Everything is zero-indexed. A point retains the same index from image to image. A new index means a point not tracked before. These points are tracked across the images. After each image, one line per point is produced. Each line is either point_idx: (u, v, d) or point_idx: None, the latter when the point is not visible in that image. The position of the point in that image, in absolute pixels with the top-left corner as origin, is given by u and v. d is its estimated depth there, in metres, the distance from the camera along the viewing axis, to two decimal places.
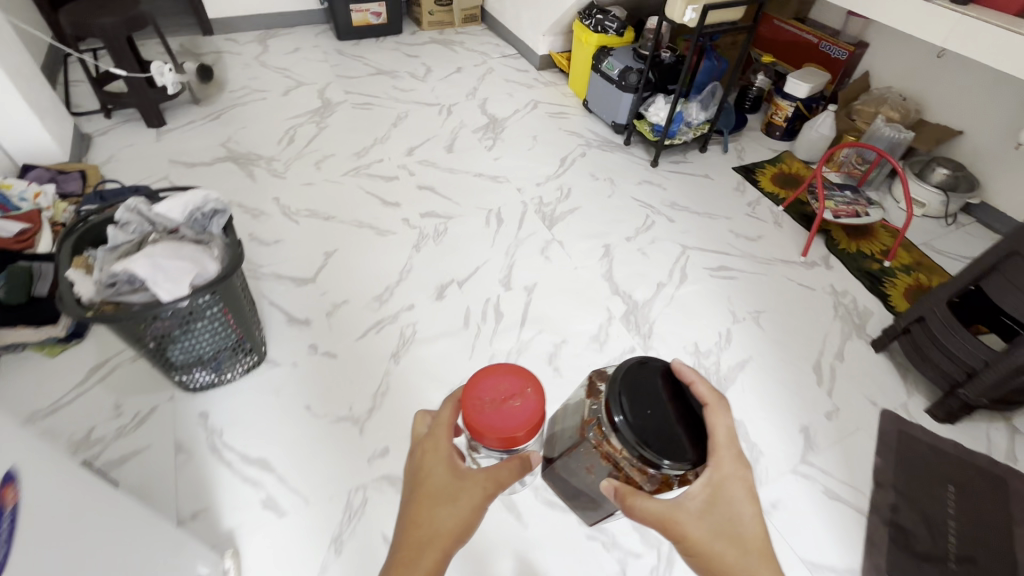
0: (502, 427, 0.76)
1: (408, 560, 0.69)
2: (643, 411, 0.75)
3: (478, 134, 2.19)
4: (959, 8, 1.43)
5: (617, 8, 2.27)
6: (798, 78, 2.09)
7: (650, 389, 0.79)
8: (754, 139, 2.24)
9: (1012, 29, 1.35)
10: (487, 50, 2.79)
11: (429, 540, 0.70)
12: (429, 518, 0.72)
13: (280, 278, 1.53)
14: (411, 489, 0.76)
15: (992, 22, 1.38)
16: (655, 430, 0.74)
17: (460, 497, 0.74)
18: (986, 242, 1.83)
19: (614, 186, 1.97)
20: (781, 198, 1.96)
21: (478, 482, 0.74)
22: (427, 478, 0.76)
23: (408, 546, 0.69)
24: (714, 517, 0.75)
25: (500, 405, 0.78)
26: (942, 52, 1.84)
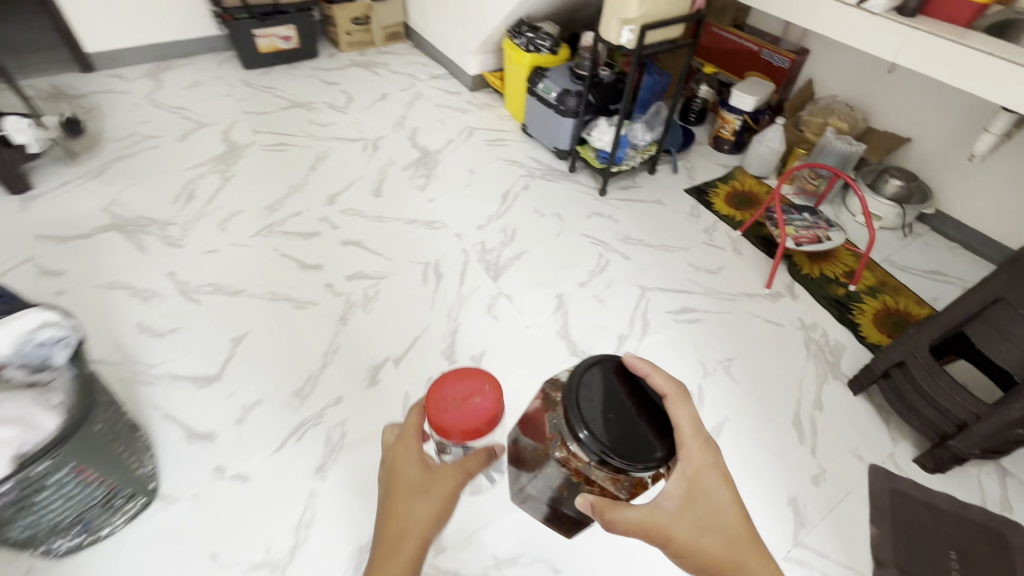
0: (463, 420, 0.68)
1: (388, 559, 0.64)
2: (604, 418, 0.71)
3: (409, 172, 1.98)
4: (906, 20, 1.32)
5: (549, 23, 2.11)
6: (743, 90, 1.99)
7: (607, 393, 0.74)
8: (703, 156, 2.14)
9: (965, 44, 1.26)
10: (414, 71, 2.57)
11: (407, 537, 0.66)
12: (404, 514, 0.67)
13: (175, 380, 1.28)
14: (385, 488, 0.71)
15: (944, 36, 1.28)
16: (622, 437, 0.70)
17: (435, 490, 0.69)
18: (944, 252, 1.78)
19: (562, 222, 1.80)
20: (738, 222, 1.85)
21: (453, 476, 0.70)
22: (399, 472, 0.71)
23: (386, 545, 0.65)
24: (693, 509, 0.76)
25: (463, 402, 0.69)
26: (894, 67, 1.76)
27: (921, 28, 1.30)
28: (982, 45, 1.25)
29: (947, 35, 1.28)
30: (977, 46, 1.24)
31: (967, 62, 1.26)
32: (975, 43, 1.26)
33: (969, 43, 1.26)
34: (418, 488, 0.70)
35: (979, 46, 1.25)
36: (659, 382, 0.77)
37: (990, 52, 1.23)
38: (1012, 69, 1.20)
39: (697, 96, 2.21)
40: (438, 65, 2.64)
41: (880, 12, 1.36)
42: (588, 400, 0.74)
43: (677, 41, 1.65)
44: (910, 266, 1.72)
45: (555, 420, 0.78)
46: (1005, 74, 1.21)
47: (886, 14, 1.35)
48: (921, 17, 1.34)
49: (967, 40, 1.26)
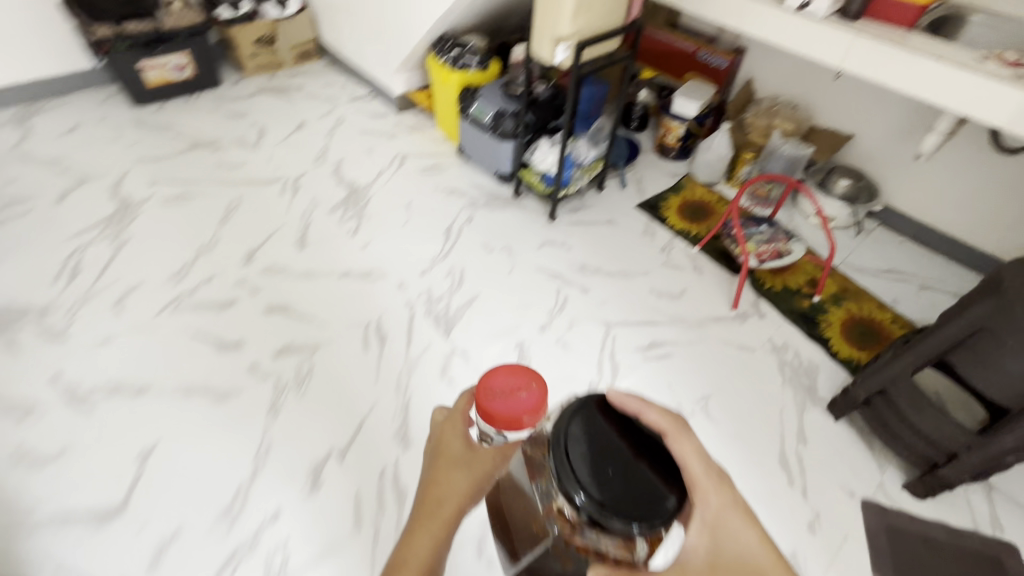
0: (506, 410, 0.58)
1: (424, 522, 0.57)
2: (602, 469, 0.45)
3: (338, 213, 1.77)
4: (850, 25, 1.25)
5: (474, 36, 1.94)
6: (685, 95, 1.91)
7: (598, 433, 0.47)
8: (650, 166, 2.05)
9: (911, 48, 1.20)
10: (333, 94, 2.34)
11: (440, 503, 0.58)
12: (444, 481, 0.60)
13: (70, 521, 1.06)
14: (431, 460, 0.65)
15: (889, 40, 1.22)
16: (627, 494, 0.43)
17: (478, 466, 0.62)
18: (896, 248, 1.78)
19: (513, 256, 1.66)
20: (695, 237, 1.77)
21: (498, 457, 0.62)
22: (445, 444, 0.65)
23: (422, 510, 0.58)
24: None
25: (507, 396, 0.60)
26: (840, 74, 1.73)
27: (866, 33, 1.24)
28: (928, 49, 1.20)
29: (892, 39, 1.22)
30: (923, 50, 1.19)
31: (915, 67, 1.20)
32: (920, 47, 1.21)
33: (914, 47, 1.20)
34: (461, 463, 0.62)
35: (924, 50, 1.20)
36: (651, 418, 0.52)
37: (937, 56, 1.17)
38: (960, 75, 1.15)
39: (638, 102, 2.12)
40: (359, 84, 2.42)
41: (823, 18, 1.28)
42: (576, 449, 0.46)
43: (615, 55, 1.53)
44: (867, 266, 1.70)
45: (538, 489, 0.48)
46: (952, 79, 1.16)
47: (828, 19, 1.28)
48: (863, 21, 1.28)
49: (911, 43, 1.21)
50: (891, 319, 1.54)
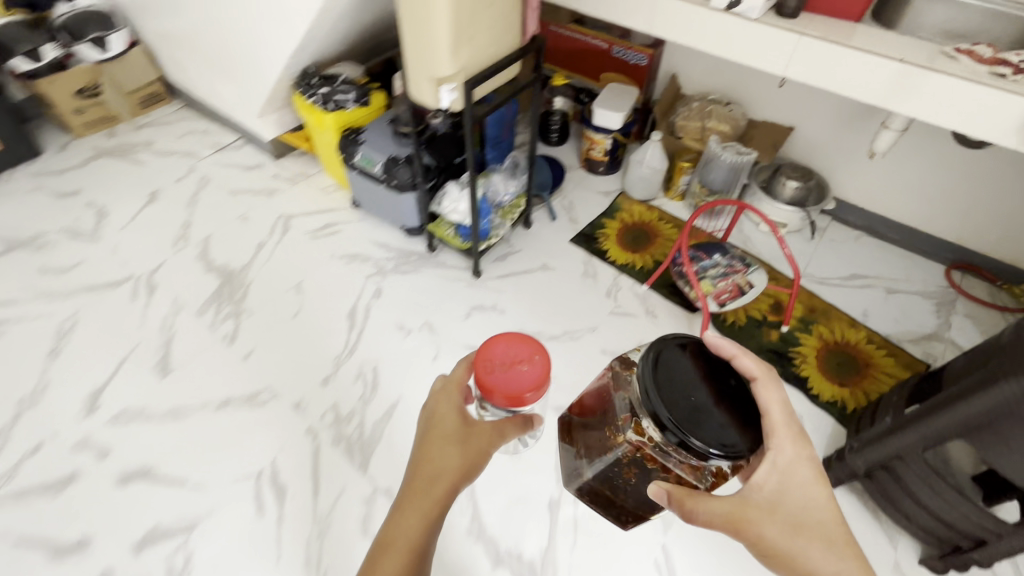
0: (508, 386, 0.71)
1: (417, 501, 0.67)
2: (688, 397, 0.76)
3: (209, 313, 1.41)
4: (790, 25, 1.02)
5: (346, 63, 1.59)
6: (606, 104, 1.65)
7: (684, 373, 0.78)
8: (579, 187, 1.80)
9: (867, 47, 0.97)
10: (193, 146, 1.92)
11: (433, 481, 0.69)
12: (437, 465, 0.70)
13: None
14: (422, 431, 0.73)
15: (839, 40, 0.99)
16: (693, 416, 0.74)
17: (471, 443, 0.72)
18: (853, 245, 1.63)
19: (436, 336, 1.37)
20: (642, 271, 1.54)
21: (486, 439, 0.73)
22: (438, 421, 0.73)
23: (418, 485, 0.68)
24: (785, 505, 0.79)
25: (511, 371, 0.73)
26: (784, 83, 1.54)
27: (809, 33, 1.01)
28: (885, 47, 0.97)
29: (841, 37, 1.00)
30: (881, 50, 0.97)
31: (874, 71, 0.97)
32: (876, 45, 0.98)
33: (870, 47, 0.98)
34: (454, 438, 0.72)
35: (882, 49, 0.97)
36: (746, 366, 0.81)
37: (898, 56, 0.95)
38: (929, 79, 0.93)
39: (553, 112, 1.85)
40: (224, 129, 2.00)
41: (758, 17, 1.04)
42: (669, 382, 0.77)
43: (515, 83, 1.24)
44: (829, 275, 1.54)
45: (630, 403, 0.84)
46: (922, 84, 0.94)
47: (763, 19, 1.04)
48: (803, 15, 1.05)
49: (865, 42, 0.99)
50: (866, 338, 1.38)
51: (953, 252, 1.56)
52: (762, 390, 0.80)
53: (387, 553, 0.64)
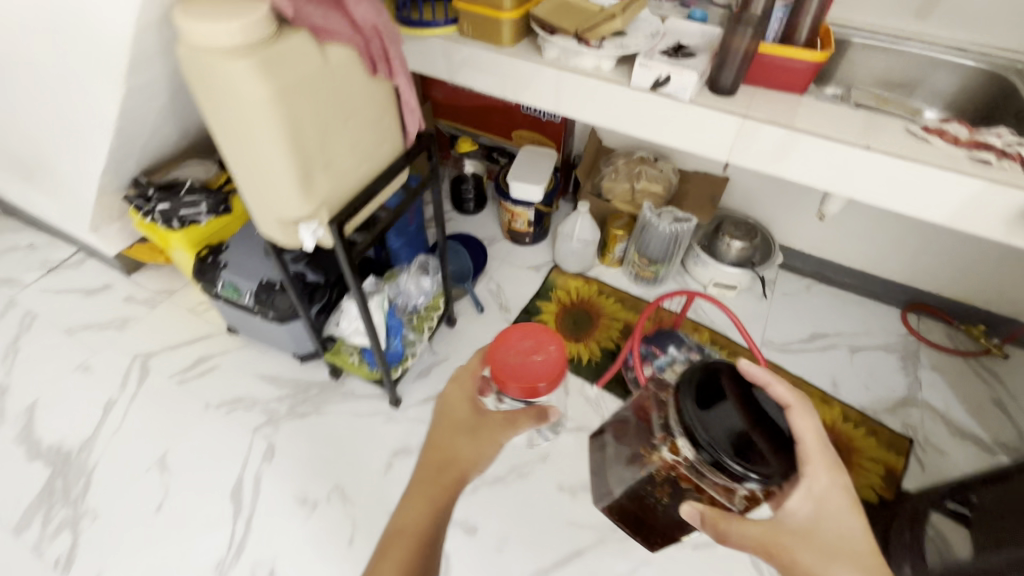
0: (524, 376, 0.70)
1: (424, 490, 0.63)
2: (721, 415, 0.59)
3: (33, 528, 1.05)
4: (729, 106, 0.83)
5: (195, 162, 1.26)
6: (522, 176, 1.43)
7: (716, 391, 0.61)
8: (505, 265, 1.56)
9: (824, 131, 0.80)
10: (12, 270, 1.51)
11: (446, 470, 0.64)
12: (452, 456, 0.65)
13: None
14: (435, 423, 0.69)
15: (790, 124, 0.81)
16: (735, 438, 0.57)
17: (483, 434, 0.67)
18: (806, 297, 1.50)
19: (349, 507, 1.09)
20: (591, 367, 1.32)
21: (501, 426, 0.68)
22: (450, 408, 0.69)
23: (431, 472, 0.64)
24: (825, 536, 0.61)
25: (527, 360, 0.72)
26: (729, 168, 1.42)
27: (752, 115, 0.83)
28: (844, 128, 0.81)
29: (790, 118, 0.82)
30: (841, 134, 0.79)
31: (835, 158, 0.80)
32: (834, 127, 0.81)
33: (828, 130, 0.80)
34: (467, 428, 0.68)
35: (841, 133, 0.80)
36: (779, 392, 0.64)
37: (863, 142, 0.78)
38: (901, 168, 0.77)
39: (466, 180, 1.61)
40: (56, 240, 1.59)
41: (690, 98, 0.85)
42: (701, 402, 0.60)
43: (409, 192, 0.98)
44: (788, 339, 1.39)
45: (664, 419, 0.66)
46: (893, 173, 0.78)
47: (697, 100, 0.85)
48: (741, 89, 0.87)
49: (820, 123, 0.82)
50: (841, 416, 1.24)
51: (906, 293, 1.46)
52: (798, 420, 0.62)
53: (396, 541, 0.59)
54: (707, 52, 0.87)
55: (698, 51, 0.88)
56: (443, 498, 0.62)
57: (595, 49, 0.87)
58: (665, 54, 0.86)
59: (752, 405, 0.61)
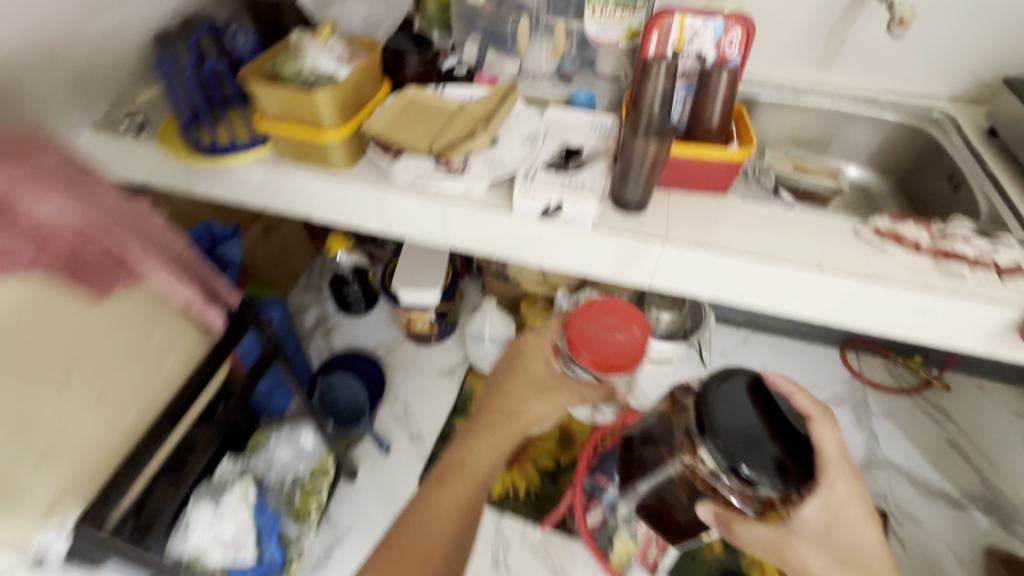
0: (599, 346, 0.56)
1: (494, 430, 0.60)
2: (740, 425, 0.50)
3: None
4: (644, 230, 0.65)
5: None
6: (411, 276, 1.18)
7: (740, 402, 0.52)
8: (410, 377, 1.29)
9: (765, 252, 0.62)
10: None
11: (513, 420, 0.60)
12: (522, 413, 0.60)
13: None
14: (506, 371, 0.63)
15: (722, 246, 0.63)
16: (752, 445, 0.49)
17: (553, 397, 0.61)
18: (745, 353, 1.37)
19: None
20: (530, 500, 0.95)
21: (579, 389, 0.62)
22: (525, 362, 0.62)
23: (498, 417, 0.60)
24: (838, 547, 0.50)
25: (609, 333, 0.57)
26: None
27: (674, 240, 0.64)
28: (786, 242, 0.64)
29: (721, 239, 0.64)
30: (785, 253, 0.62)
31: (782, 281, 0.63)
32: (774, 242, 0.64)
33: (768, 248, 0.63)
34: (537, 386, 0.62)
35: (784, 250, 0.63)
36: (800, 404, 0.53)
37: (814, 262, 0.61)
38: (862, 288, 0.61)
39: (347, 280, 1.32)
40: None
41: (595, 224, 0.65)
42: (722, 408, 0.51)
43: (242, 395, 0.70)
44: None
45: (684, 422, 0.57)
46: (853, 294, 0.62)
47: (603, 224, 0.65)
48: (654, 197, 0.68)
49: (757, 238, 0.64)
50: None
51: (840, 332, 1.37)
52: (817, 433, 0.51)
53: (457, 474, 0.57)
54: (605, 157, 0.68)
55: (593, 158, 0.68)
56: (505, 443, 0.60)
57: (466, 173, 0.65)
58: (550, 168, 0.66)
59: (774, 417, 0.52)
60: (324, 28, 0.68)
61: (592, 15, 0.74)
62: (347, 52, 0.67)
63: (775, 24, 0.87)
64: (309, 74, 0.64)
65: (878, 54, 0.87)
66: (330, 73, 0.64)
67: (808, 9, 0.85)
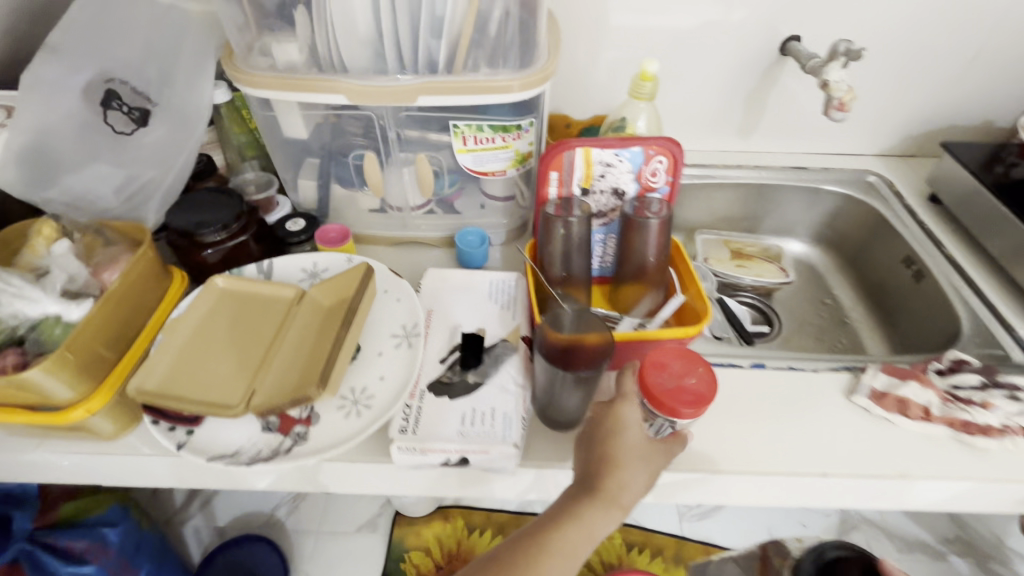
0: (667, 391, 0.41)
1: (599, 500, 0.36)
2: None
3: None
4: None
5: None
6: None
7: None
8: (325, 546, 0.79)
9: (753, 458, 0.46)
10: None
11: (622, 495, 0.37)
12: (633, 477, 0.37)
13: None
14: (602, 427, 0.39)
15: (698, 460, 0.46)
16: None
17: (656, 459, 0.39)
18: None
19: None
20: None
21: (667, 442, 0.41)
22: (621, 415, 0.39)
23: (613, 479, 0.37)
24: None
25: (670, 382, 0.42)
26: None
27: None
28: (773, 432, 0.48)
29: (693, 446, 0.47)
30: (778, 454, 0.46)
31: (780, 490, 0.47)
32: (759, 436, 0.47)
33: (755, 450, 0.47)
34: (642, 446, 0.38)
35: (775, 448, 0.47)
36: None
37: (814, 460, 0.46)
38: (880, 483, 0.45)
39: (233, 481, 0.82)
40: None
41: (524, 461, 0.44)
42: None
43: None
44: None
45: None
46: (866, 491, 0.46)
47: (534, 459, 0.44)
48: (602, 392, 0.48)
49: (738, 434, 0.48)
50: None
51: None
52: None
53: (566, 540, 0.35)
54: (518, 349, 0.48)
55: (501, 354, 0.48)
56: (611, 520, 0.36)
57: (315, 430, 0.42)
58: (437, 394, 0.45)
59: None
60: (44, 235, 0.44)
61: (464, 144, 0.52)
62: (89, 267, 0.44)
63: (681, 99, 0.73)
64: (16, 325, 0.40)
65: (798, 120, 0.75)
66: (53, 314, 0.40)
67: (716, 82, 0.71)
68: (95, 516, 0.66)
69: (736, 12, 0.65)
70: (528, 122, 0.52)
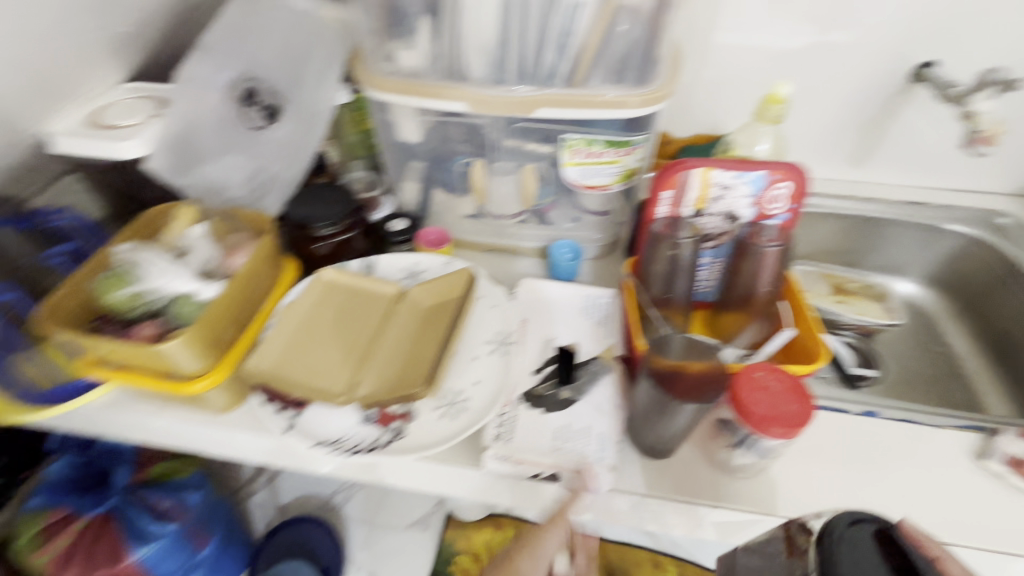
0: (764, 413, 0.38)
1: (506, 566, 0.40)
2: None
3: None
4: (683, 498, 0.42)
5: None
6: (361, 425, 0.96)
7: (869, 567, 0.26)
8: (379, 536, 0.81)
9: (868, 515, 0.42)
10: None
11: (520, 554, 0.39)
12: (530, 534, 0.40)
13: None
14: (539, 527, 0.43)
15: (805, 507, 0.43)
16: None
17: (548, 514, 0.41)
18: None
19: None
20: None
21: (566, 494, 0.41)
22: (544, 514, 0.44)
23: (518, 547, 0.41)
24: None
25: (785, 404, 0.38)
26: None
27: (728, 504, 0.42)
28: (890, 488, 0.44)
29: (796, 492, 0.43)
30: (895, 512, 0.42)
31: None
32: (872, 490, 0.43)
33: (869, 506, 0.43)
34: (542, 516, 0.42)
35: (892, 507, 0.43)
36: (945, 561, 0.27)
37: (937, 525, 0.42)
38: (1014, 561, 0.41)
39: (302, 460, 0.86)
40: None
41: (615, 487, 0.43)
42: (852, 567, 0.26)
43: None
44: None
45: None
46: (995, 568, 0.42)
47: (624, 486, 0.43)
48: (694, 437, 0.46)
49: (850, 486, 0.44)
50: None
51: None
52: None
53: None
54: (614, 369, 0.47)
55: (597, 372, 0.47)
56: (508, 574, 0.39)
57: (412, 427, 0.43)
58: (529, 406, 0.45)
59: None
60: (183, 219, 0.49)
61: (573, 157, 0.52)
62: (221, 250, 0.47)
63: (792, 121, 0.70)
64: (157, 299, 0.43)
65: (922, 152, 0.70)
66: (188, 292, 0.43)
67: (832, 106, 0.68)
68: (183, 479, 0.69)
69: (866, 32, 0.61)
70: (640, 138, 0.51)
